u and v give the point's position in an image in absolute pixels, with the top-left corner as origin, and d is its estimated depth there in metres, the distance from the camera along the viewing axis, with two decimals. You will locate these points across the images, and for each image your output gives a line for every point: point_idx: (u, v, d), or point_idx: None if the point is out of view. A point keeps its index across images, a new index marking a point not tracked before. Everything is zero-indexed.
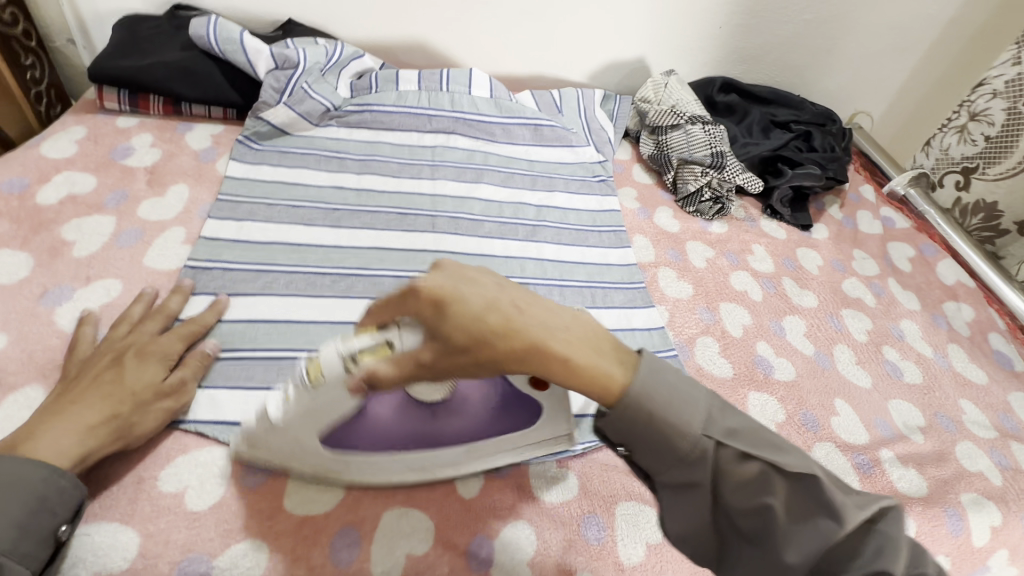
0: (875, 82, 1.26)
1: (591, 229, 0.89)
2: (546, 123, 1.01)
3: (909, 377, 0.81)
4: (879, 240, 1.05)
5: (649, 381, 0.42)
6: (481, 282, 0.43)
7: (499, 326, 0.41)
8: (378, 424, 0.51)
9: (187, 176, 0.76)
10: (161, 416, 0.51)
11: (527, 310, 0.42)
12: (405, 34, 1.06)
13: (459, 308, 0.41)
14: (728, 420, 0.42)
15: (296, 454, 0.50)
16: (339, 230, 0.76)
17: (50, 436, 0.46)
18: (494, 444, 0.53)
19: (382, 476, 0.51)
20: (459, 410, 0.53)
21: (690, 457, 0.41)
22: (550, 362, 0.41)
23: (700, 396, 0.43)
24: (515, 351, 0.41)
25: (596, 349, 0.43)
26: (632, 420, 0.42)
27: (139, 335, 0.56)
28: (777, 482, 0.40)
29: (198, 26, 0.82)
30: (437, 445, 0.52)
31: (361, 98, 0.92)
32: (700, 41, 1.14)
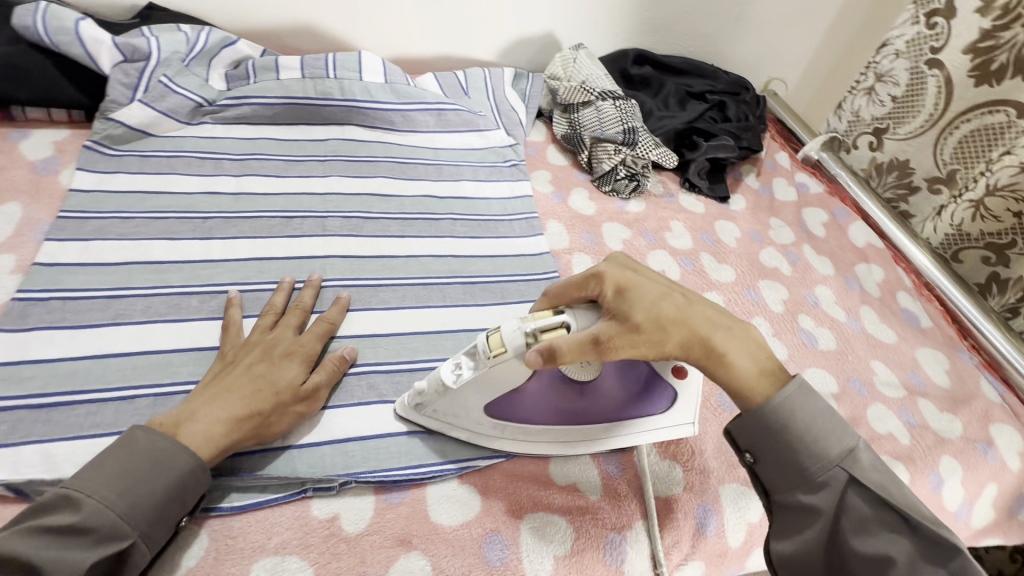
0: (786, 47, 1.26)
1: (502, 219, 0.84)
2: (451, 107, 0.94)
3: (824, 344, 0.82)
4: (794, 208, 1.05)
5: (795, 398, 0.49)
6: (653, 278, 0.52)
7: (671, 314, 0.50)
8: (531, 399, 0.54)
9: (21, 192, 0.66)
10: (293, 420, 0.52)
11: (693, 307, 0.51)
12: (287, 15, 0.96)
13: (639, 294, 0.49)
14: (872, 467, 0.47)
15: (453, 417, 0.54)
16: (211, 242, 0.67)
17: (201, 423, 0.48)
18: (617, 424, 0.56)
19: (530, 442, 0.56)
20: (602, 393, 0.55)
21: (820, 484, 0.48)
22: (708, 355, 0.50)
23: (845, 436, 0.48)
24: (681, 342, 0.50)
25: (750, 349, 0.51)
26: (768, 432, 0.49)
27: (282, 333, 0.57)
28: (907, 535, 0.45)
29: (22, 15, 0.70)
30: (582, 418, 0.55)
31: (237, 90, 0.82)
32: (608, 12, 1.10)
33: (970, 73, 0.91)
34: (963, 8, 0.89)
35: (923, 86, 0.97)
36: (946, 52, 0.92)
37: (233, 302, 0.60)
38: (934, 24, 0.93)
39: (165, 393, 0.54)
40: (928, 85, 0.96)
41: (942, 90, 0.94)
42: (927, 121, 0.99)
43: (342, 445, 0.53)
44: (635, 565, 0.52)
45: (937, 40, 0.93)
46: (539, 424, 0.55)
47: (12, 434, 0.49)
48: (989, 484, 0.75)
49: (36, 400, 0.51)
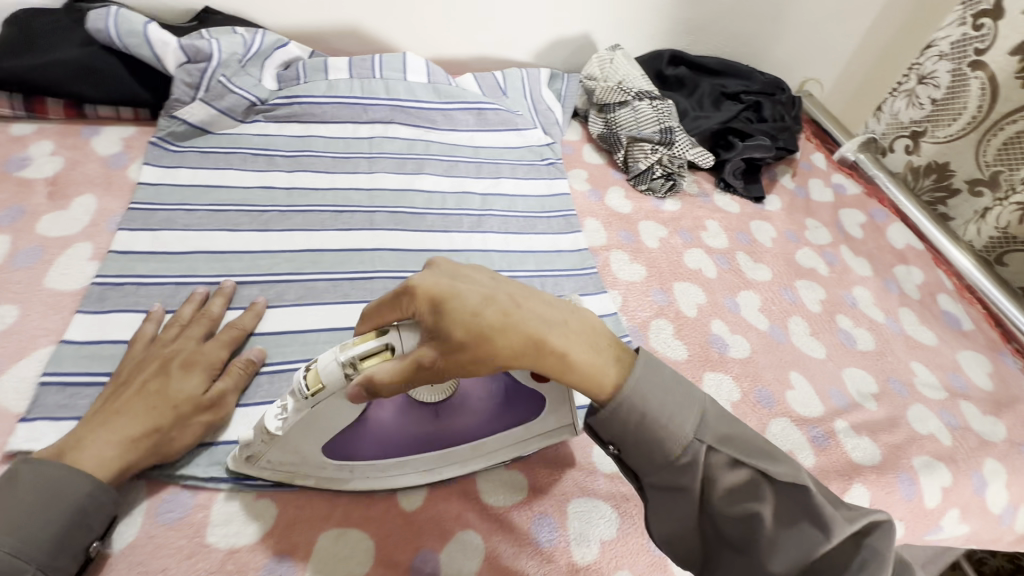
0: (823, 48, 1.25)
1: (540, 216, 0.86)
2: (489, 106, 0.96)
3: (862, 345, 0.82)
4: (831, 208, 1.05)
5: (643, 383, 0.45)
6: (473, 277, 0.45)
7: (498, 320, 0.42)
8: (378, 432, 0.50)
9: (95, 185, 0.70)
10: (198, 431, 0.51)
11: (526, 303, 0.44)
12: (334, 18, 1.00)
13: (461, 300, 0.42)
14: (717, 425, 0.45)
15: (299, 465, 0.49)
16: (268, 233, 0.71)
17: (95, 446, 0.46)
18: (495, 443, 0.53)
19: (393, 479, 0.51)
20: (463, 407, 0.52)
21: (684, 465, 0.43)
22: (555, 358, 0.43)
23: (690, 405, 0.45)
24: (522, 351, 0.43)
25: (592, 341, 0.45)
26: (625, 421, 0.44)
27: (185, 342, 0.55)
28: (765, 488, 0.43)
29: (96, 19, 0.74)
30: (447, 444, 0.51)
31: (289, 90, 0.86)
32: (645, 13, 1.11)
33: (1016, 74, 0.90)
34: (1011, 10, 0.88)
35: (965, 89, 0.96)
36: (991, 53, 0.91)
37: (153, 316, 0.58)
38: (981, 25, 0.92)
39: None
40: (971, 86, 0.95)
41: (986, 92, 0.94)
42: (968, 125, 0.98)
43: None
44: None
45: (982, 42, 0.92)
46: (394, 458, 0.50)
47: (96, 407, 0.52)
48: None
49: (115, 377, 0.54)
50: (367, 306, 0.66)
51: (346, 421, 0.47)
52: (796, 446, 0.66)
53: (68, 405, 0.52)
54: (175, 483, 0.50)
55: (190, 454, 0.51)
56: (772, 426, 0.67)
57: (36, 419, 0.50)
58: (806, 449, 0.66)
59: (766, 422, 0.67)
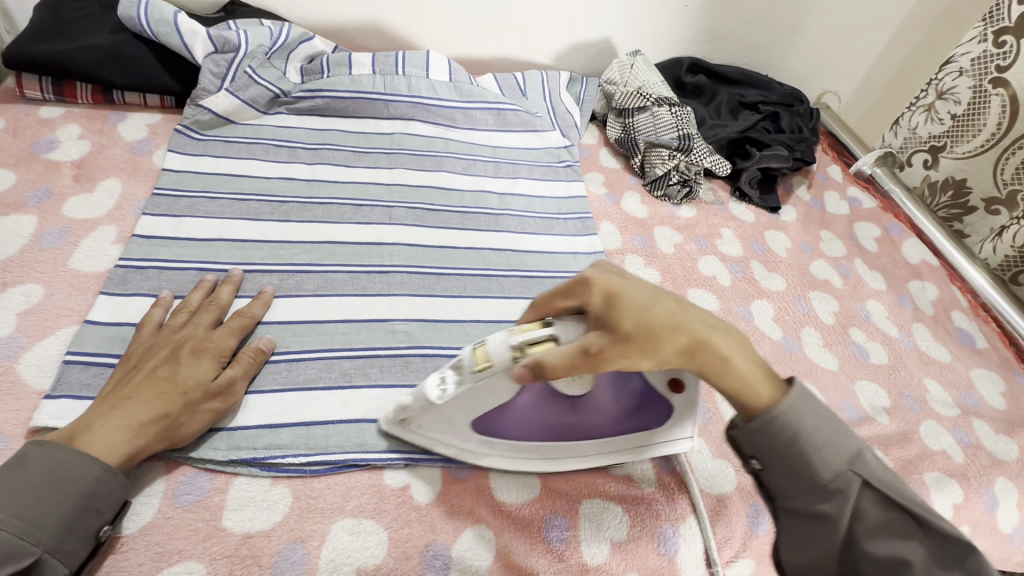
0: (841, 61, 1.25)
1: (557, 217, 0.86)
2: (509, 107, 0.97)
3: (875, 358, 0.81)
4: (846, 221, 1.05)
5: (804, 407, 0.46)
6: (638, 282, 0.48)
7: (667, 319, 0.45)
8: (519, 416, 0.52)
9: (120, 170, 0.71)
10: (207, 418, 0.51)
11: (687, 311, 0.47)
12: (357, 14, 1.01)
13: (633, 298, 0.45)
14: (877, 467, 0.46)
15: (441, 439, 0.52)
16: (287, 224, 0.71)
17: (102, 431, 0.47)
18: (617, 441, 0.55)
19: (518, 460, 0.54)
20: (596, 406, 0.54)
21: (833, 492, 0.45)
22: (712, 359, 0.46)
23: (849, 439, 0.46)
24: (678, 349, 0.46)
25: (749, 353, 0.48)
26: (781, 445, 0.46)
27: (194, 329, 0.55)
28: (915, 530, 0.44)
29: (127, 6, 0.75)
30: (574, 435, 0.54)
31: (312, 83, 0.87)
32: (666, 20, 1.12)
33: None
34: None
35: (985, 106, 0.96)
36: (1012, 71, 0.91)
37: (161, 301, 0.58)
38: (1002, 43, 0.92)
39: None
40: (992, 104, 0.95)
41: (1006, 110, 0.93)
42: (987, 142, 0.98)
43: None
44: (687, 558, 0.53)
45: (1004, 59, 0.92)
46: (526, 442, 0.53)
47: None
48: None
49: None
50: (383, 299, 0.67)
51: (498, 400, 0.50)
52: None
53: (91, 384, 0.52)
54: (194, 466, 0.51)
55: (210, 438, 0.52)
56: None
57: (59, 396, 0.51)
58: None
59: None
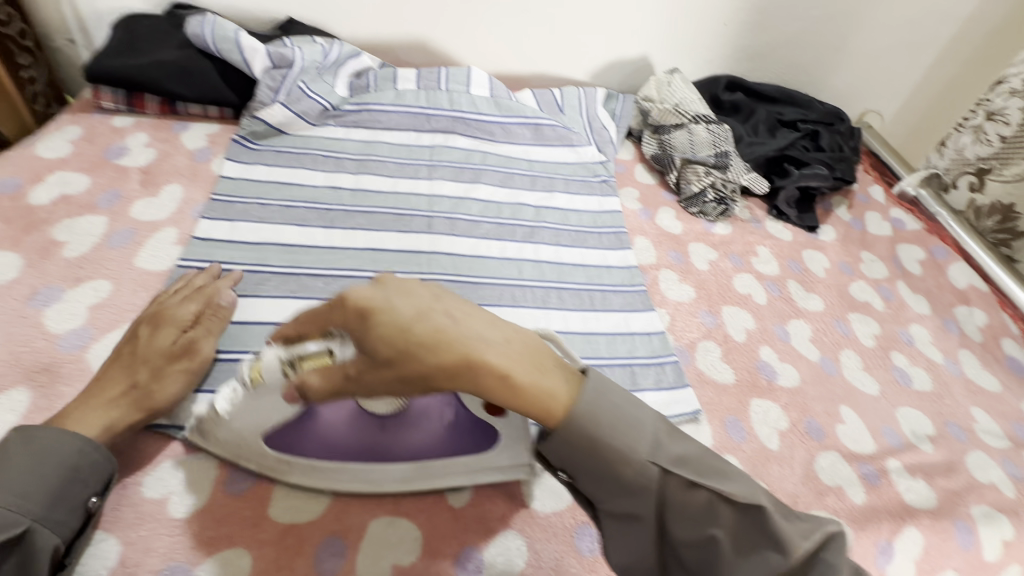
0: (885, 80, 1.23)
1: (591, 231, 0.87)
2: (547, 122, 0.99)
3: (918, 384, 0.79)
4: (888, 242, 1.02)
5: (604, 403, 0.43)
6: (415, 291, 0.41)
7: (426, 338, 0.38)
8: (324, 430, 0.52)
9: (182, 176, 0.76)
10: (179, 378, 0.54)
11: (467, 323, 0.40)
12: (404, 32, 1.05)
13: (390, 316, 0.39)
14: (677, 449, 0.43)
15: (244, 449, 0.51)
16: (333, 230, 0.75)
17: (82, 411, 0.49)
18: (438, 465, 0.52)
19: (324, 483, 0.51)
20: (413, 425, 0.52)
21: (634, 489, 0.43)
22: (484, 386, 0.39)
23: (648, 425, 0.43)
24: (445, 376, 0.39)
25: (540, 364, 0.42)
26: (581, 449, 0.43)
27: (155, 308, 0.58)
28: (722, 511, 0.42)
29: (195, 25, 0.81)
30: (384, 458, 0.51)
31: (359, 98, 0.91)
32: (705, 39, 1.13)
33: None
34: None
35: None
36: None
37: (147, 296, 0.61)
38: None
39: None
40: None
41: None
42: None
43: None
44: None
45: None
46: (336, 462, 0.51)
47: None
48: None
49: None
50: None
51: (286, 413, 0.49)
52: (846, 483, 0.64)
53: None
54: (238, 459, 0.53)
55: None
56: (821, 459, 0.65)
57: None
58: (856, 486, 0.64)
59: (815, 454, 0.66)
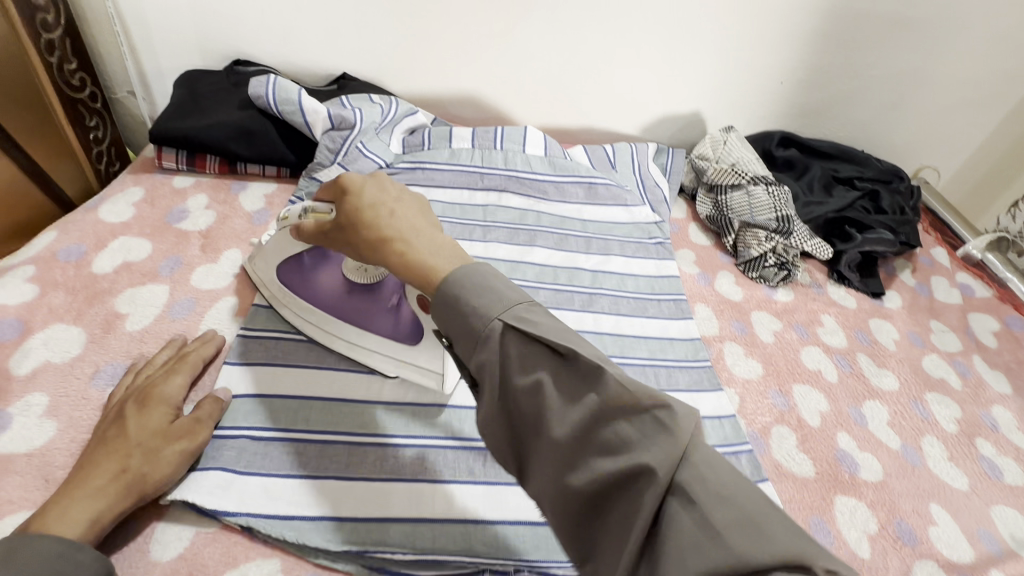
0: (946, 138, 1.19)
1: (650, 297, 0.84)
2: (601, 181, 0.97)
3: (1010, 478, 0.73)
4: (959, 311, 0.97)
5: (472, 278, 0.42)
6: (387, 186, 0.50)
7: (371, 217, 0.48)
8: (312, 279, 0.65)
9: (241, 240, 0.75)
10: (174, 461, 0.51)
11: (409, 212, 0.49)
12: (457, 87, 1.05)
13: (361, 195, 0.49)
14: (533, 316, 0.41)
15: (266, 276, 0.67)
16: None
17: (63, 506, 0.46)
18: (374, 342, 0.64)
19: (299, 327, 0.66)
20: (371, 302, 0.64)
21: (481, 340, 0.40)
22: (392, 256, 0.46)
23: (512, 292, 0.42)
24: (373, 236, 0.47)
25: (454, 253, 0.46)
26: (446, 307, 0.42)
27: (148, 382, 0.56)
28: (558, 363, 0.38)
29: (258, 86, 0.81)
30: (343, 320, 0.64)
31: (414, 156, 0.91)
32: (759, 95, 1.11)
33: None
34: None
35: None
36: None
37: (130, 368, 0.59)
38: None
39: (357, 443, 0.58)
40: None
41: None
42: None
43: (515, 528, 0.55)
44: None
45: None
46: (309, 305, 0.65)
47: (245, 465, 0.55)
48: None
49: (257, 435, 0.57)
50: None
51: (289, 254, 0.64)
52: None
53: (216, 455, 0.55)
54: (308, 560, 0.51)
55: (326, 532, 0.52)
56: (917, 570, 0.60)
57: (190, 470, 0.54)
58: None
59: (911, 564, 0.61)
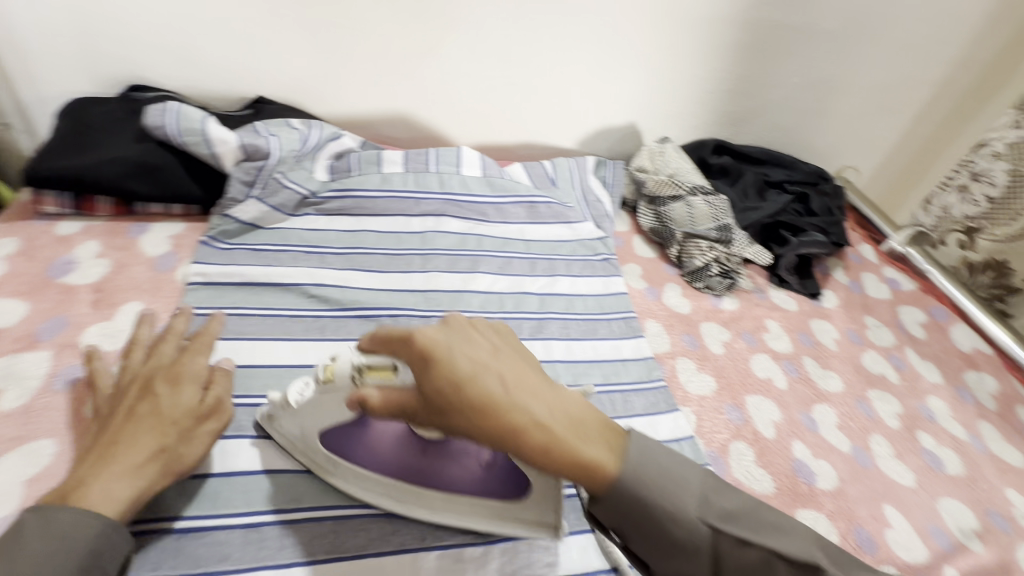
0: (865, 139, 1.26)
1: (601, 318, 0.82)
2: (542, 201, 0.95)
3: (951, 469, 0.76)
4: (889, 305, 1.01)
5: (647, 471, 0.43)
6: (477, 342, 0.43)
7: (476, 399, 0.40)
8: (376, 442, 0.55)
9: (142, 291, 0.67)
10: (204, 443, 0.52)
11: (520, 370, 0.43)
12: (384, 106, 1.00)
13: (455, 363, 0.41)
14: (721, 507, 0.43)
15: (304, 439, 0.56)
16: (321, 342, 0.69)
17: (102, 484, 0.45)
18: (466, 501, 0.56)
19: (370, 494, 0.56)
20: (455, 458, 0.55)
21: (682, 546, 0.43)
22: (529, 450, 0.40)
23: (691, 477, 0.44)
24: (491, 427, 0.40)
25: (599, 430, 0.43)
26: (636, 508, 0.43)
27: (160, 359, 0.55)
28: (781, 565, 0.42)
29: (154, 114, 0.72)
30: (423, 483, 0.55)
31: (342, 183, 0.85)
32: (690, 106, 1.12)
33: None
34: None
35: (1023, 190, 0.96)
36: None
37: (96, 355, 0.56)
38: None
39: (289, 522, 0.54)
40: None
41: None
42: None
43: None
44: None
45: None
46: (373, 472, 0.56)
47: (155, 566, 0.49)
48: None
49: (168, 530, 0.51)
50: None
51: (343, 418, 0.54)
52: None
53: None
54: None
55: None
56: None
57: None
58: None
59: None
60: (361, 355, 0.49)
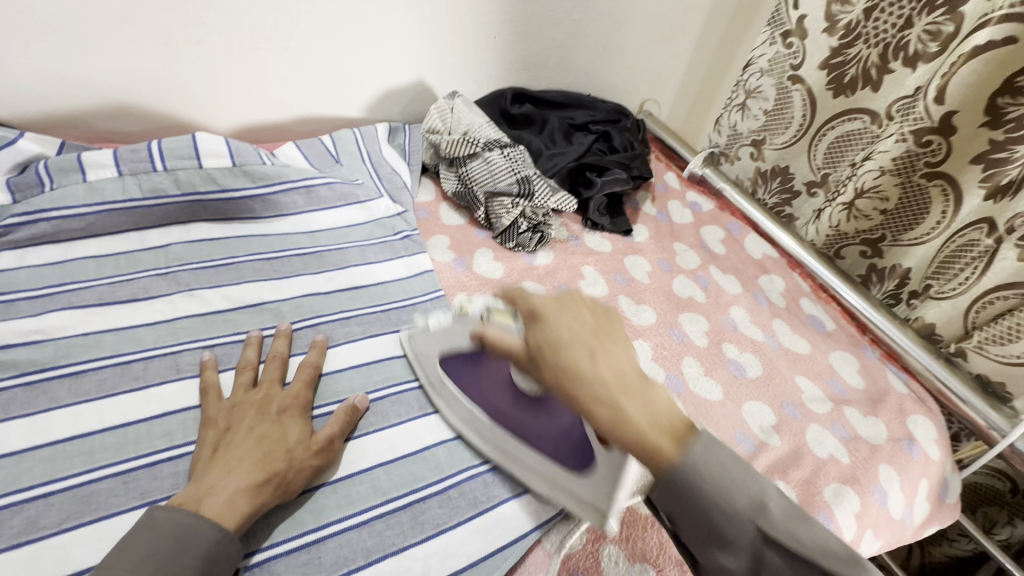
0: (656, 70, 1.29)
1: (404, 304, 0.74)
2: (321, 181, 0.81)
3: (752, 371, 0.82)
4: (693, 228, 1.07)
5: (705, 464, 0.40)
6: (579, 315, 0.50)
7: (564, 361, 0.47)
8: (489, 377, 0.64)
9: None
10: (311, 473, 0.53)
11: (608, 350, 0.47)
12: (90, 93, 0.77)
13: (551, 325, 0.49)
14: (785, 518, 0.39)
15: (428, 362, 0.67)
16: (8, 423, 0.51)
17: (222, 496, 0.47)
18: (537, 460, 0.59)
19: (463, 426, 0.63)
20: (545, 416, 0.61)
21: (727, 540, 0.40)
22: (596, 410, 0.44)
23: (755, 485, 0.40)
24: (573, 382, 0.46)
25: (672, 415, 0.43)
26: (686, 497, 0.40)
27: (270, 388, 0.58)
28: None
29: None
30: (508, 424, 0.61)
31: (30, 203, 0.64)
32: (478, 55, 1.05)
33: (827, 86, 0.94)
34: (812, 29, 0.92)
35: (788, 101, 1.00)
36: (805, 68, 0.95)
37: (209, 364, 0.59)
38: (790, 44, 0.96)
39: None
40: (794, 99, 0.99)
41: (808, 103, 0.97)
42: (798, 133, 1.01)
43: None
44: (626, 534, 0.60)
45: (795, 58, 0.96)
46: (471, 402, 0.64)
47: None
48: (921, 480, 0.77)
49: None
50: None
51: (464, 348, 0.64)
52: None
53: None
54: None
55: None
56: None
57: None
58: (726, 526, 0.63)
59: None
60: (499, 303, 0.61)
